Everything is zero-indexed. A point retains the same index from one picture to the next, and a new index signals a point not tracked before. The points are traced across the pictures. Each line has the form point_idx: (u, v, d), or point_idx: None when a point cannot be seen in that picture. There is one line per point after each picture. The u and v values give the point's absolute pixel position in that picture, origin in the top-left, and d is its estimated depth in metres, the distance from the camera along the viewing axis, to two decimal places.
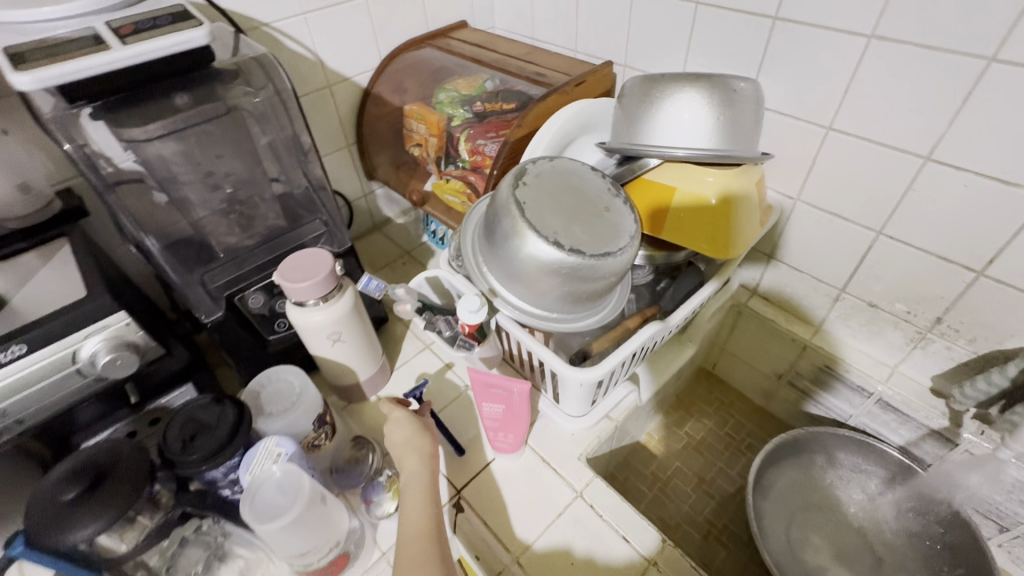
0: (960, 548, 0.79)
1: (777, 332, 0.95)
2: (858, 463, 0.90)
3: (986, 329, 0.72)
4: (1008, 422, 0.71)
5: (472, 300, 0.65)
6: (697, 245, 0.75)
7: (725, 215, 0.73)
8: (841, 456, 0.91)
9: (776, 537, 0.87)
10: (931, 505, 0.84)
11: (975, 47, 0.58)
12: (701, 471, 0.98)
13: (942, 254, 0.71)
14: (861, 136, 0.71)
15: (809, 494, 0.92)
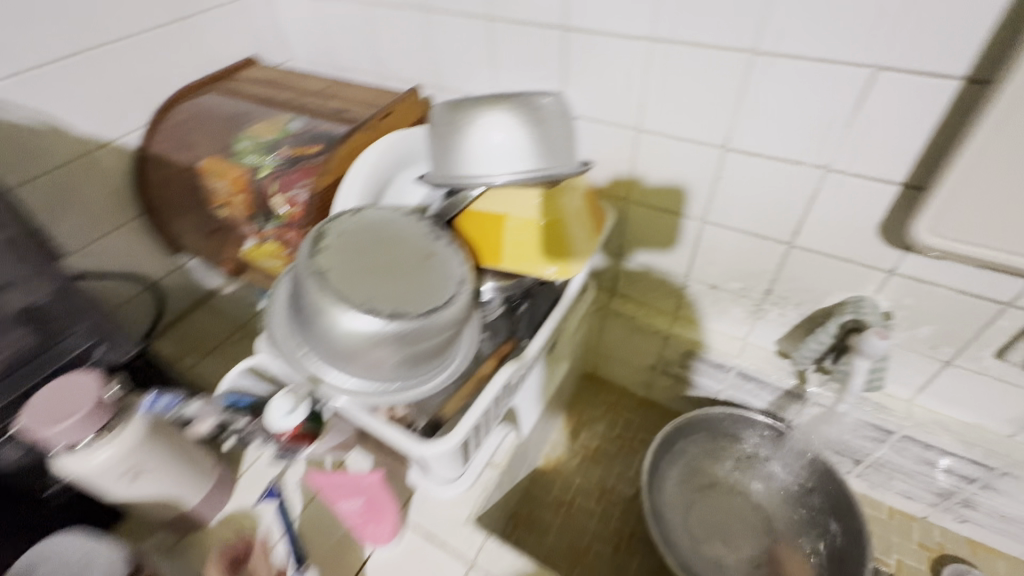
0: (830, 491, 0.86)
1: (642, 326, 0.97)
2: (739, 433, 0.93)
3: (807, 293, 0.78)
4: (841, 372, 0.77)
5: (281, 404, 0.55)
6: (541, 270, 0.71)
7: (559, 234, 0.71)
8: (724, 429, 0.94)
9: (680, 529, 0.88)
10: (800, 457, 0.90)
11: (737, 42, 0.61)
12: (602, 480, 0.97)
13: (757, 233, 0.76)
14: (666, 134, 0.73)
15: (701, 476, 0.94)
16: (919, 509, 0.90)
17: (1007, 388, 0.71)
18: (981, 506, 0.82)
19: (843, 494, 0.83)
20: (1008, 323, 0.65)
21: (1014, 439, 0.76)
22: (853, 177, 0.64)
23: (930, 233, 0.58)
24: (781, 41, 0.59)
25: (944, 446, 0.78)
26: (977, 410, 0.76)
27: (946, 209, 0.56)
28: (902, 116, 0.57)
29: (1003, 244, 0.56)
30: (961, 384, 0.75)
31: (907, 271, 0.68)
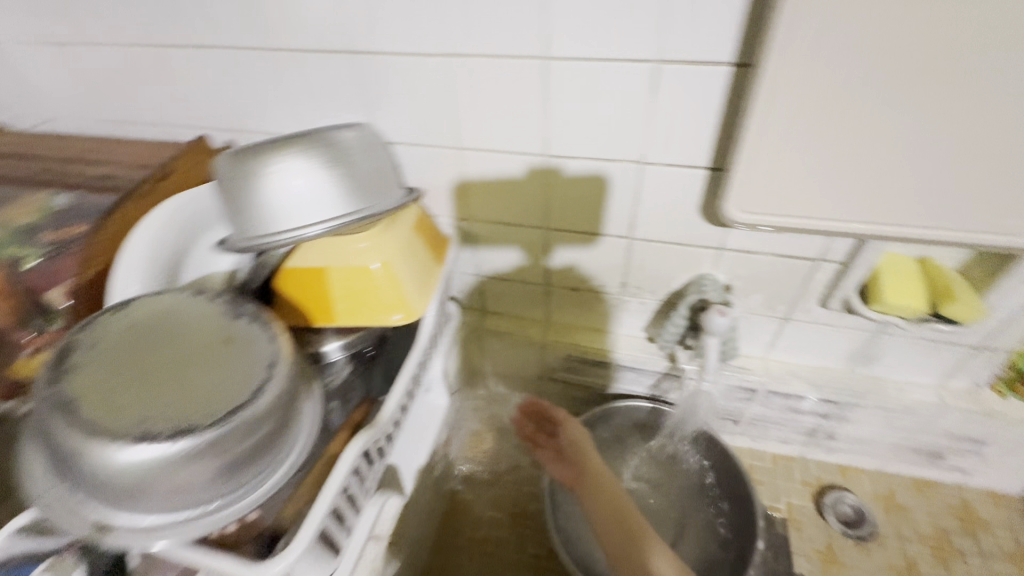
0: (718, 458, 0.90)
1: (519, 339, 0.95)
2: (632, 425, 0.96)
3: (656, 279, 0.80)
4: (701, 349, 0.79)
5: None
6: (384, 318, 0.65)
7: (395, 275, 0.64)
8: (618, 426, 0.96)
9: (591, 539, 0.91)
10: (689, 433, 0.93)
11: (527, 49, 0.59)
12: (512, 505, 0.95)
13: (598, 231, 0.75)
14: (488, 149, 0.70)
15: None
16: (794, 450, 0.97)
17: (837, 330, 0.78)
18: (841, 436, 0.91)
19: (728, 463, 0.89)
20: (823, 275, 0.71)
21: (853, 372, 0.84)
22: (667, 167, 0.65)
23: (741, 211, 0.60)
24: (569, 45, 0.57)
25: (800, 392, 0.85)
26: (820, 354, 0.83)
27: (748, 187, 0.59)
28: (693, 106, 0.58)
29: (801, 211, 0.59)
30: (802, 334, 0.80)
31: (734, 245, 0.71)
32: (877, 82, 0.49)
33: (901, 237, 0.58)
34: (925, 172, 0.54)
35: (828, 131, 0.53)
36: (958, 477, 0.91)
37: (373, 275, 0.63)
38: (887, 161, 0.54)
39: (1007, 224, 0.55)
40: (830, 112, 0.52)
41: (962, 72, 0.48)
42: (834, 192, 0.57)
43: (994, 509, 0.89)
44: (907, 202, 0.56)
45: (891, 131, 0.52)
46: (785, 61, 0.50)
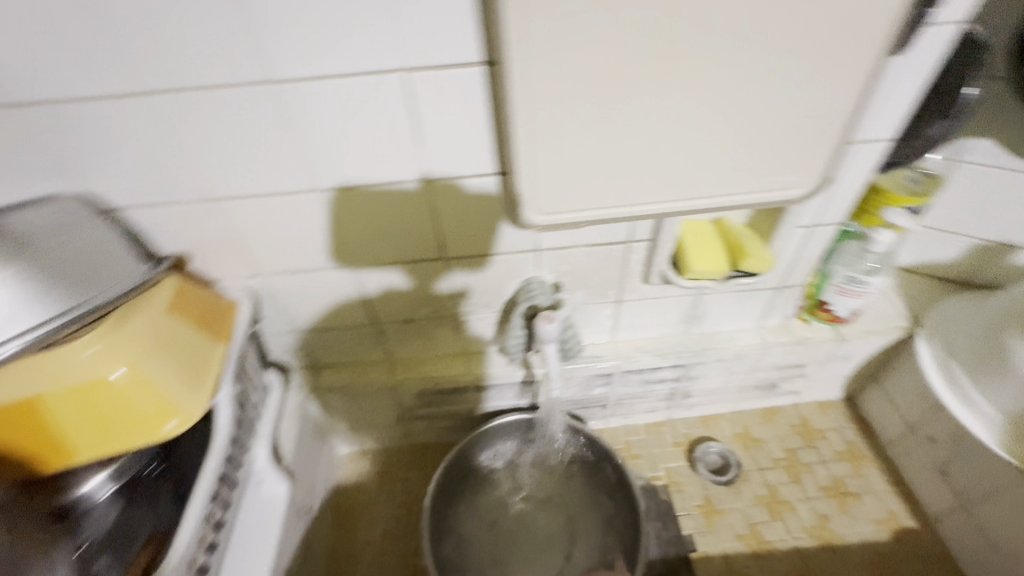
0: (594, 448, 0.90)
1: (364, 387, 0.85)
2: (513, 442, 0.92)
3: (486, 293, 0.75)
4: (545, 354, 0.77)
5: None
6: (146, 434, 0.50)
7: (148, 377, 0.50)
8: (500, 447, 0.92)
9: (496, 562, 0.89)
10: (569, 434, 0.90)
11: (247, 74, 0.49)
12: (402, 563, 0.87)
13: (407, 259, 0.68)
14: (250, 195, 0.59)
15: (495, 498, 0.94)
16: (662, 416, 1.01)
17: (665, 301, 0.80)
18: (695, 392, 0.95)
19: (603, 449, 0.89)
20: (637, 254, 0.71)
21: (690, 332, 0.88)
22: (454, 181, 0.59)
23: (533, 212, 0.55)
24: (293, 64, 0.48)
25: (648, 364, 0.87)
26: (658, 324, 0.85)
27: (534, 188, 0.54)
28: (456, 114, 0.53)
29: (593, 203, 0.55)
30: (637, 312, 0.82)
31: (549, 244, 0.69)
32: (626, 60, 0.44)
33: (690, 209, 0.57)
34: (697, 146, 0.51)
35: (594, 120, 0.48)
36: (794, 398, 1.01)
37: (113, 386, 0.49)
38: (660, 140, 0.50)
39: (776, 181, 0.56)
40: (589, 100, 0.47)
41: (705, 40, 0.44)
42: (620, 179, 0.53)
43: (825, 417, 1.01)
44: (688, 177, 0.54)
45: (656, 109, 0.48)
46: (524, 50, 0.43)
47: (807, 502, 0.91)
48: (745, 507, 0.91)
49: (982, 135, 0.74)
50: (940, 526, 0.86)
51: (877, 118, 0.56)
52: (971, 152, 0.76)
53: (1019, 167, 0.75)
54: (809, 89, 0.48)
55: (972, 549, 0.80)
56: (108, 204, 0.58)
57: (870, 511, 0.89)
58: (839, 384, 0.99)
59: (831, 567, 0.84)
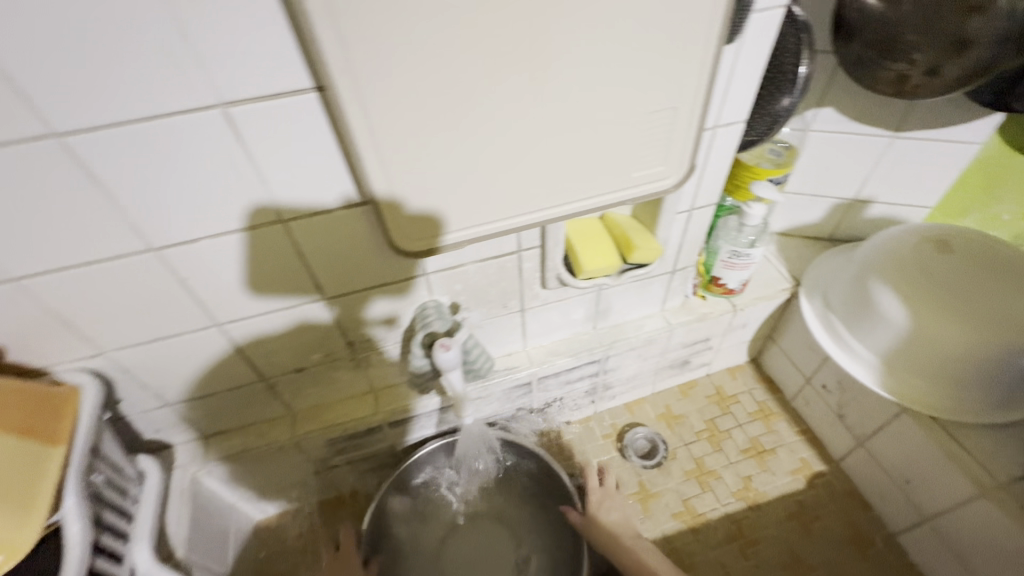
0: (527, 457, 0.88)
1: (264, 450, 0.76)
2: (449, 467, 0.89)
3: (381, 326, 0.71)
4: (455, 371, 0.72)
5: None
6: None
7: None
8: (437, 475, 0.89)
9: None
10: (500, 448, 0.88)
11: (18, 133, 0.40)
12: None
13: (282, 305, 0.62)
14: (66, 267, 0.50)
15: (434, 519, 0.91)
16: (588, 411, 1.01)
17: (567, 302, 0.79)
18: (614, 382, 0.96)
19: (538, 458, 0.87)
20: (530, 262, 0.70)
21: (598, 327, 0.88)
22: (314, 218, 0.54)
23: (455, 229, 0.53)
24: (77, 115, 0.41)
25: (563, 366, 0.86)
26: (565, 325, 0.84)
27: (401, 215, 0.51)
28: (298, 148, 0.48)
29: (478, 218, 0.53)
30: (542, 318, 0.81)
31: (435, 267, 0.65)
32: (465, 75, 0.41)
33: (576, 212, 0.57)
34: (560, 152, 0.50)
35: (446, 138, 0.45)
36: (706, 370, 1.05)
37: None
38: (521, 150, 0.48)
39: (647, 175, 0.56)
40: (436, 118, 0.44)
41: (543, 46, 0.42)
42: (491, 194, 0.51)
43: (735, 381, 1.06)
44: (563, 182, 0.53)
45: (510, 121, 0.46)
46: (350, 75, 0.39)
47: (730, 467, 0.95)
48: (677, 484, 0.93)
49: (823, 106, 0.80)
50: (844, 465, 0.92)
51: (727, 103, 0.58)
52: (817, 122, 0.82)
53: (859, 130, 0.82)
54: (656, 85, 0.48)
55: (871, 481, 0.87)
56: None
57: (786, 464, 0.94)
58: (743, 350, 1.04)
59: (759, 526, 0.88)
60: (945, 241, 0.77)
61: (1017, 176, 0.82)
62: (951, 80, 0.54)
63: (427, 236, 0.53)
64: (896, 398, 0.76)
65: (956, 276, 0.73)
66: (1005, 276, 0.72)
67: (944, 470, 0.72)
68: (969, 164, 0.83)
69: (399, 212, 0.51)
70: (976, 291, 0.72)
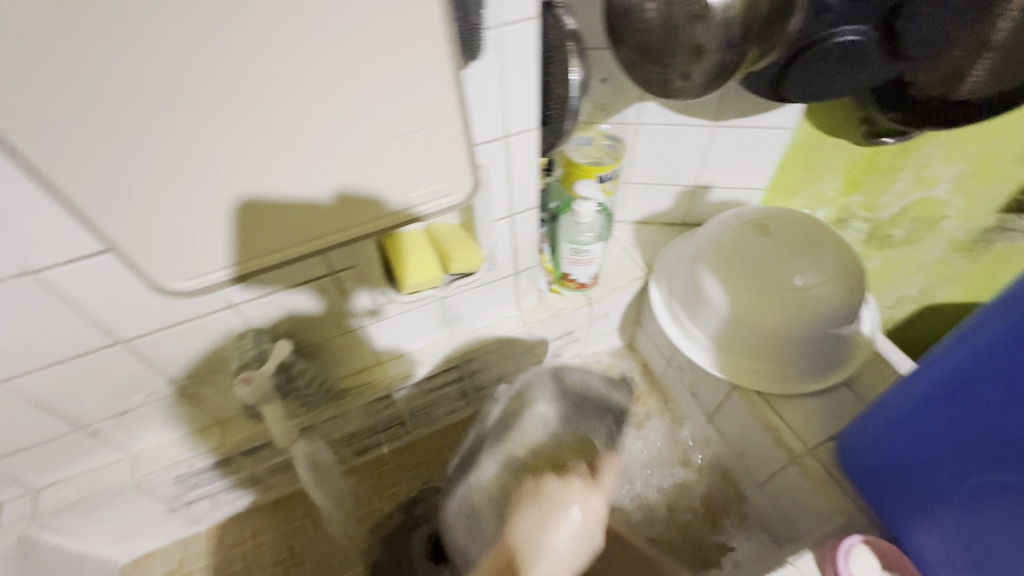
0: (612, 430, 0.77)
1: (103, 495, 0.74)
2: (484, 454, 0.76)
3: (202, 362, 0.69)
4: (300, 383, 0.72)
5: None
6: None
7: None
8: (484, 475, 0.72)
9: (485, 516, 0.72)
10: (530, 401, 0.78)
11: None
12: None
13: (72, 354, 0.59)
14: None
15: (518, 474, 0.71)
16: (467, 412, 1.02)
17: (409, 314, 0.79)
18: (485, 383, 0.98)
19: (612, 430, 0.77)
20: (349, 281, 0.69)
21: (455, 334, 0.89)
22: (67, 267, 0.51)
23: (394, 209, 0.56)
24: None
25: (422, 375, 0.87)
26: (416, 335, 0.85)
27: (161, 255, 0.50)
28: (17, 200, 0.45)
29: (254, 252, 0.53)
30: (387, 331, 0.80)
31: (242, 297, 0.63)
32: (167, 117, 0.41)
33: (361, 233, 0.57)
34: (318, 178, 0.50)
35: (179, 178, 0.45)
36: (581, 358, 1.08)
37: None
38: (269, 182, 0.48)
39: (429, 193, 0.57)
40: (155, 159, 0.43)
41: (246, 83, 0.41)
42: (277, 224, 0.52)
43: (611, 367, 1.09)
44: (337, 206, 0.53)
45: (245, 155, 0.46)
46: (26, 129, 0.38)
47: None
48: None
49: (645, 100, 0.81)
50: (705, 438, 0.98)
51: (508, 115, 0.59)
52: (644, 116, 0.83)
53: (683, 122, 0.84)
54: (398, 108, 0.48)
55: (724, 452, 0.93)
56: None
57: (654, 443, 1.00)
58: (613, 336, 1.08)
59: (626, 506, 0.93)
60: (765, 223, 0.81)
61: (829, 155, 0.87)
62: (699, 83, 0.56)
63: (325, 233, 0.55)
64: (730, 378, 0.81)
65: (769, 257, 0.77)
66: (810, 252, 0.77)
67: (766, 439, 0.78)
68: (787, 147, 0.87)
69: (270, 222, 0.51)
70: (784, 271, 0.76)
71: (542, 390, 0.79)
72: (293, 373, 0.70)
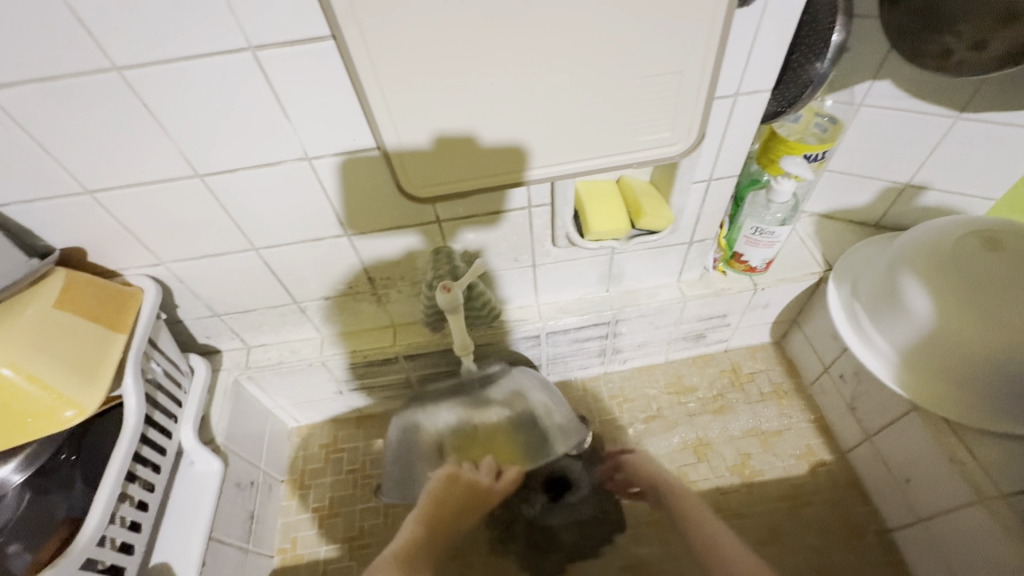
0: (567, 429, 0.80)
1: (296, 364, 0.86)
2: (446, 395, 0.80)
3: (398, 267, 0.76)
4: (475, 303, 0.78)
5: None
6: (21, 421, 0.52)
7: (24, 381, 0.52)
8: (432, 420, 0.78)
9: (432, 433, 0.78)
10: (510, 399, 0.79)
11: (88, 62, 0.47)
12: None
13: (311, 237, 0.69)
14: (128, 184, 0.58)
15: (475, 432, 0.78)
16: (598, 371, 1.04)
17: (579, 262, 0.81)
18: (625, 347, 0.98)
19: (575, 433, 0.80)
20: (540, 219, 0.72)
21: (611, 291, 0.90)
22: (335, 159, 0.59)
23: (615, 151, 0.58)
24: (132, 54, 0.47)
25: (572, 324, 0.89)
26: (577, 286, 0.87)
27: (412, 160, 0.56)
28: (319, 91, 0.52)
29: (482, 170, 0.58)
30: (554, 276, 0.84)
31: (447, 215, 0.69)
32: (468, 32, 0.45)
33: (578, 170, 0.59)
34: (566, 108, 0.52)
35: (453, 90, 0.49)
36: (723, 345, 1.04)
37: None
38: (524, 106, 0.52)
39: (652, 140, 0.57)
40: (443, 70, 0.48)
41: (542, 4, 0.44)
42: (457, 160, 0.56)
43: (753, 362, 1.04)
44: (572, 138, 0.56)
45: (514, 77, 0.49)
46: (361, 25, 0.44)
47: (732, 443, 0.96)
48: (675, 451, 0.96)
49: (879, 79, 0.74)
50: (851, 457, 0.92)
51: (746, 72, 0.56)
52: (872, 97, 0.76)
53: (918, 108, 0.75)
54: (661, 48, 0.49)
55: (875, 475, 0.87)
56: None
57: (790, 448, 0.95)
58: (764, 331, 1.02)
59: (749, 502, 0.90)
60: (998, 236, 0.70)
61: None
62: None
63: (546, 162, 0.58)
64: (912, 397, 0.73)
65: (996, 274, 0.67)
66: None
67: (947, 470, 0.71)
68: None
69: (506, 145, 0.55)
70: (1013, 296, 0.66)
71: (526, 402, 0.79)
72: (473, 293, 0.77)
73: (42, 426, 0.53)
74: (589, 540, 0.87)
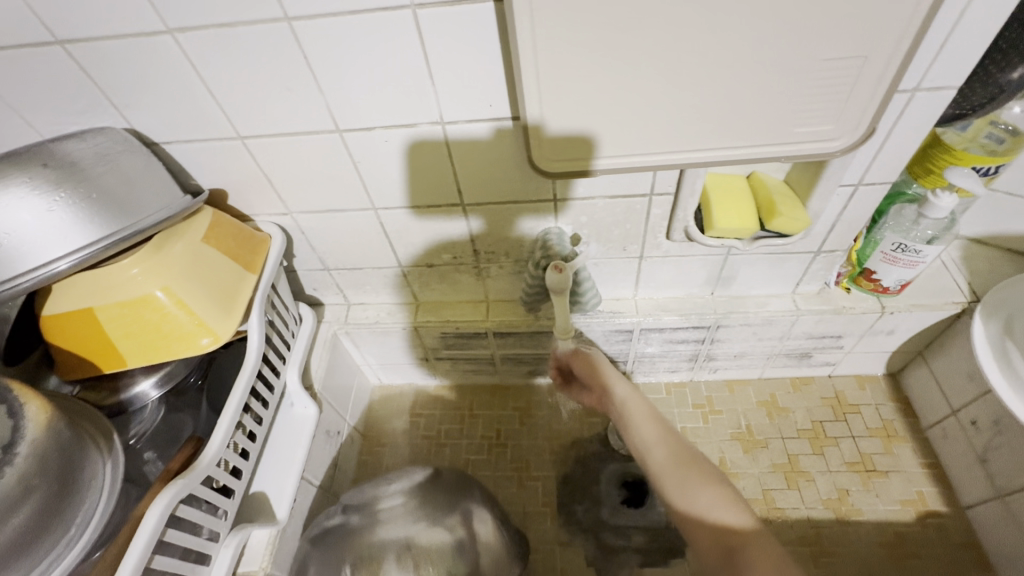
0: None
1: (391, 326, 0.89)
2: (401, 504, 0.76)
3: (505, 243, 0.76)
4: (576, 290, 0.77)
5: None
6: (166, 340, 0.57)
7: (172, 306, 0.56)
8: (385, 524, 0.74)
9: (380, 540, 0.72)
10: (452, 525, 0.74)
11: (261, 12, 0.49)
12: None
13: (427, 203, 0.70)
14: (274, 133, 0.61)
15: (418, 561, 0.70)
16: (685, 377, 0.99)
17: (691, 259, 0.77)
18: (720, 355, 0.93)
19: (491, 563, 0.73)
20: (660, 208, 0.69)
21: (717, 294, 0.85)
22: (467, 125, 0.59)
23: (768, 139, 0.53)
24: (302, 7, 0.48)
25: (670, 324, 0.85)
26: (681, 284, 0.83)
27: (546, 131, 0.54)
28: (466, 55, 0.52)
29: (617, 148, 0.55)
30: (661, 270, 0.80)
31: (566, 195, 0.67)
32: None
33: (723, 158, 0.55)
34: (725, 88, 0.49)
35: (608, 61, 0.47)
36: (829, 369, 0.96)
37: (145, 304, 0.56)
38: (680, 83, 0.48)
39: (812, 132, 0.52)
40: (602, 38, 0.45)
41: None
42: (593, 135, 0.54)
43: (862, 392, 0.95)
44: (723, 122, 0.52)
45: (677, 51, 0.46)
46: None
47: (828, 475, 0.88)
48: (762, 474, 0.90)
49: None
50: (971, 511, 0.82)
51: (933, 65, 0.50)
52: None
53: None
54: (849, 28, 0.44)
55: (1003, 538, 0.76)
56: (149, 138, 0.62)
57: (897, 492, 0.86)
58: (881, 360, 0.93)
59: (842, 541, 0.83)
60: None
61: None
62: None
63: (688, 146, 0.54)
64: None
65: None
66: None
67: None
68: None
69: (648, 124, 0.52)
70: None
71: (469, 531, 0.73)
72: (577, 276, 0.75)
73: (180, 348, 0.58)
74: (658, 546, 0.84)
